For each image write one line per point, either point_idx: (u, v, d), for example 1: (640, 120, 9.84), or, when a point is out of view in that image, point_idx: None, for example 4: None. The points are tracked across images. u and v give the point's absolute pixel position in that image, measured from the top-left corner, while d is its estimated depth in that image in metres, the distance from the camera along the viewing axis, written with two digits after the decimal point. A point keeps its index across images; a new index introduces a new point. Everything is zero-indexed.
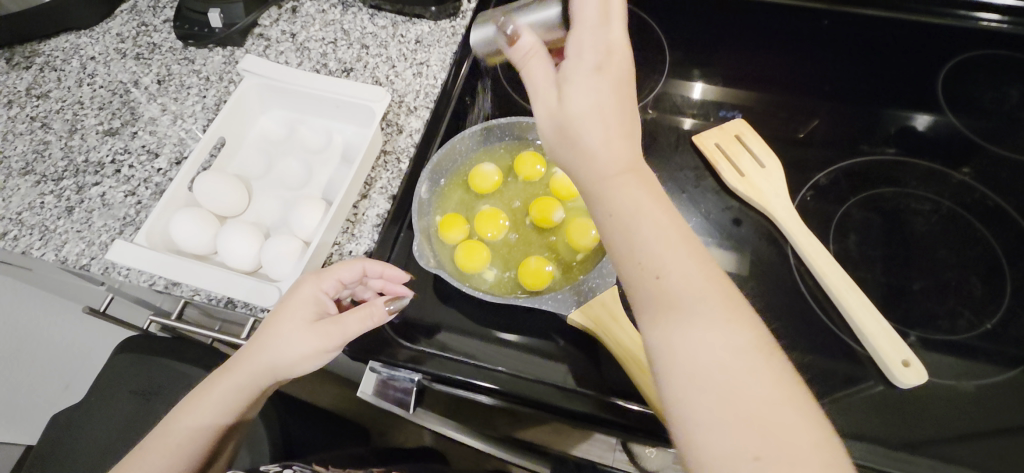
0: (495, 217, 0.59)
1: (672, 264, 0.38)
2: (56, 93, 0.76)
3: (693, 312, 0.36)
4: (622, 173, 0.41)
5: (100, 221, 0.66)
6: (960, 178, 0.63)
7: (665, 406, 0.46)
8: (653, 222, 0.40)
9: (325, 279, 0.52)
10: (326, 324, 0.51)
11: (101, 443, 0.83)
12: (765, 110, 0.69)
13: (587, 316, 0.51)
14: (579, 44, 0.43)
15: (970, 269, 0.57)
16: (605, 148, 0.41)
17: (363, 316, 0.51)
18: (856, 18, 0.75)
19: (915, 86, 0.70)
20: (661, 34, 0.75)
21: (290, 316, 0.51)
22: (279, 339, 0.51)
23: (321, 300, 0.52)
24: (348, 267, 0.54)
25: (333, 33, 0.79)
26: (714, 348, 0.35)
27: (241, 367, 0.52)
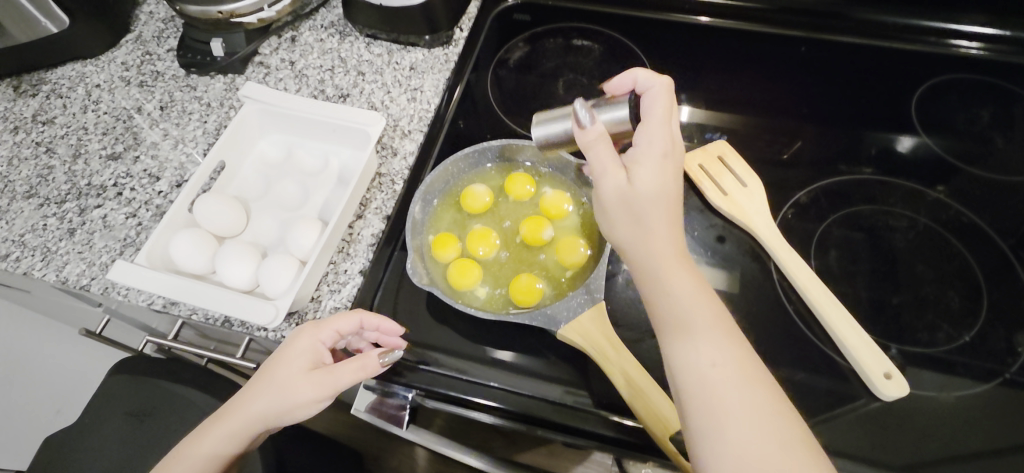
0: (486, 237, 0.61)
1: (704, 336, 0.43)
2: (61, 119, 0.79)
3: (724, 380, 0.41)
4: (666, 253, 0.47)
5: (101, 242, 0.68)
6: (935, 195, 0.65)
7: (654, 419, 0.47)
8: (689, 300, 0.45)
9: (322, 330, 0.53)
10: (319, 374, 0.51)
11: (94, 466, 0.82)
12: (746, 132, 0.72)
13: (576, 331, 0.52)
14: (649, 134, 0.48)
15: (947, 283, 0.59)
16: (659, 228, 0.47)
17: (356, 367, 0.51)
18: (831, 44, 0.79)
19: (889, 109, 0.73)
20: (646, 60, 0.78)
21: (286, 364, 0.52)
22: (273, 386, 0.51)
23: (317, 350, 0.53)
24: (346, 318, 0.54)
25: (331, 61, 0.82)
26: (745, 409, 0.40)
27: (236, 411, 0.52)
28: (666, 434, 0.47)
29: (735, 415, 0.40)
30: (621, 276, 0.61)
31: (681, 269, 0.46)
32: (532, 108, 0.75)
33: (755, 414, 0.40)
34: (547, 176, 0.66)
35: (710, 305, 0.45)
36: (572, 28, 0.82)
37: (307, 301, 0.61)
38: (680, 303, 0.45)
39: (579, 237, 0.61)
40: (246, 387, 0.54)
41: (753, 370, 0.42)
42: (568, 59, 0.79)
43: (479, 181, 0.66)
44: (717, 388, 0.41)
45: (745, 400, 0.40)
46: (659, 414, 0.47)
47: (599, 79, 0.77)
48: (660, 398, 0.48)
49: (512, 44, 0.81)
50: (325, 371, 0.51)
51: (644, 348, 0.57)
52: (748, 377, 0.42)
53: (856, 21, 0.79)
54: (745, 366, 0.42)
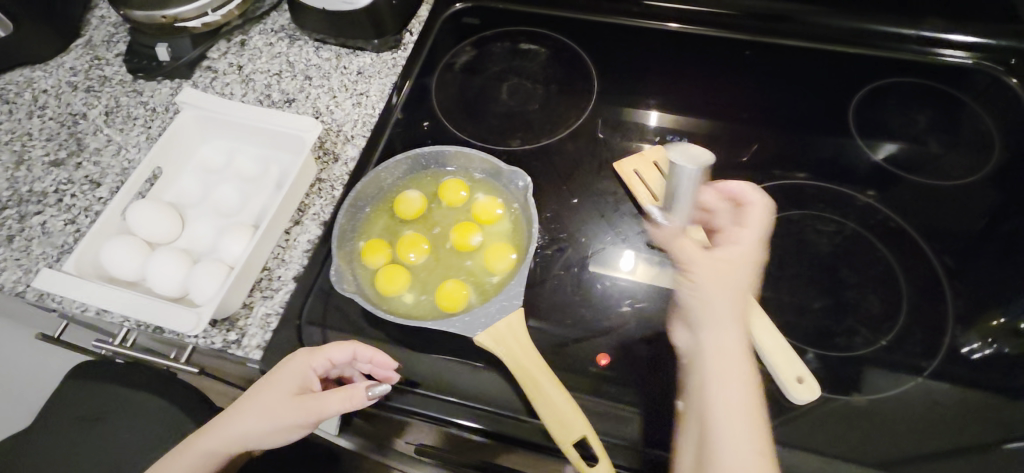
0: (414, 243, 0.61)
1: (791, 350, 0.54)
2: (7, 125, 0.79)
3: (732, 388, 0.43)
4: (739, 277, 0.49)
5: (39, 249, 0.68)
6: (866, 200, 0.65)
7: (559, 427, 0.48)
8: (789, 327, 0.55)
9: (315, 357, 0.53)
10: (306, 402, 0.51)
11: (47, 469, 0.83)
12: (688, 136, 0.72)
13: (492, 337, 0.53)
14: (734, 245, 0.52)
15: (870, 288, 0.59)
16: (723, 255, 0.50)
17: (342, 398, 0.51)
18: (776, 48, 0.79)
19: (829, 113, 0.73)
20: (591, 64, 0.78)
21: (274, 388, 0.52)
22: (259, 407, 0.52)
23: (307, 376, 0.53)
24: (340, 347, 0.53)
25: (279, 65, 0.82)
26: (740, 388, 0.43)
27: (214, 429, 0.52)
28: (569, 443, 0.47)
29: (720, 398, 0.43)
30: (551, 281, 0.61)
31: (726, 287, 0.49)
32: (475, 112, 0.75)
33: (743, 408, 0.42)
34: (482, 181, 0.66)
35: (733, 298, 0.48)
36: (519, 32, 0.82)
37: (238, 307, 0.61)
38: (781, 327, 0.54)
39: (509, 243, 0.62)
40: (234, 402, 0.53)
41: (743, 367, 0.45)
42: (513, 63, 0.79)
43: (413, 186, 0.66)
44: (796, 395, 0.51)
45: (737, 394, 0.43)
46: (562, 416, 0.49)
47: (542, 83, 0.76)
48: (565, 405, 0.49)
49: (458, 48, 0.81)
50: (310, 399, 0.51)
51: (568, 352, 0.57)
52: (733, 382, 0.44)
53: (803, 25, 0.79)
54: (738, 362, 0.45)
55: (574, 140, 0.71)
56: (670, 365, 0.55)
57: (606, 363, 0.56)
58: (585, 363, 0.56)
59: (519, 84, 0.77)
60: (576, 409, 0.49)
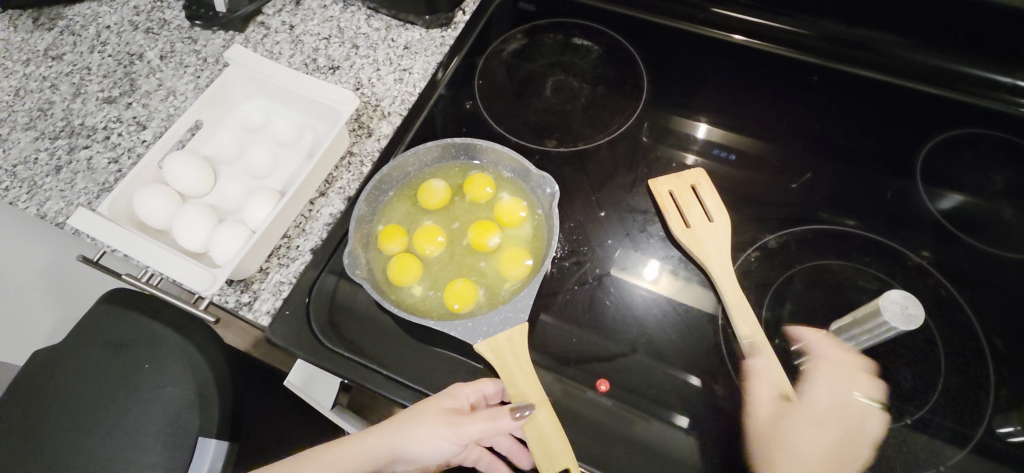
0: (430, 235, 0.60)
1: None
2: (69, 57, 0.82)
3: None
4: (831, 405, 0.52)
5: (82, 184, 0.71)
6: (917, 260, 0.60)
7: (542, 450, 0.50)
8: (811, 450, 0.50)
9: (473, 385, 0.53)
10: (461, 421, 0.51)
11: (72, 385, 0.88)
12: (733, 157, 0.68)
13: (492, 348, 0.53)
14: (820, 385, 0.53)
15: (904, 359, 0.54)
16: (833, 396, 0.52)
17: (490, 421, 0.52)
18: (848, 77, 0.73)
19: (893, 157, 0.67)
20: (644, 69, 0.74)
21: (437, 406, 0.52)
22: (414, 422, 0.52)
23: (462, 401, 0.53)
24: (495, 381, 0.53)
25: (329, 30, 0.81)
26: None
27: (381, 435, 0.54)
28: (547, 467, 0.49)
29: None
30: (562, 295, 0.59)
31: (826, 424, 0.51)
32: (515, 105, 0.73)
33: None
34: (508, 181, 0.65)
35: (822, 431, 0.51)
36: (574, 24, 0.78)
37: (254, 271, 0.63)
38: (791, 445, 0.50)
39: (526, 249, 0.61)
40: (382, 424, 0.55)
41: None
42: (563, 58, 0.76)
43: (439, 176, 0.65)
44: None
45: None
46: (547, 443, 0.50)
47: (589, 83, 0.73)
48: (553, 433, 0.50)
49: (509, 34, 0.78)
50: (456, 426, 0.51)
51: (567, 372, 0.55)
52: None
53: (883, 55, 0.72)
54: None
55: (613, 149, 0.68)
56: (665, 401, 0.54)
57: (605, 389, 0.54)
58: (582, 387, 0.54)
59: (565, 81, 0.74)
60: (562, 436, 0.50)
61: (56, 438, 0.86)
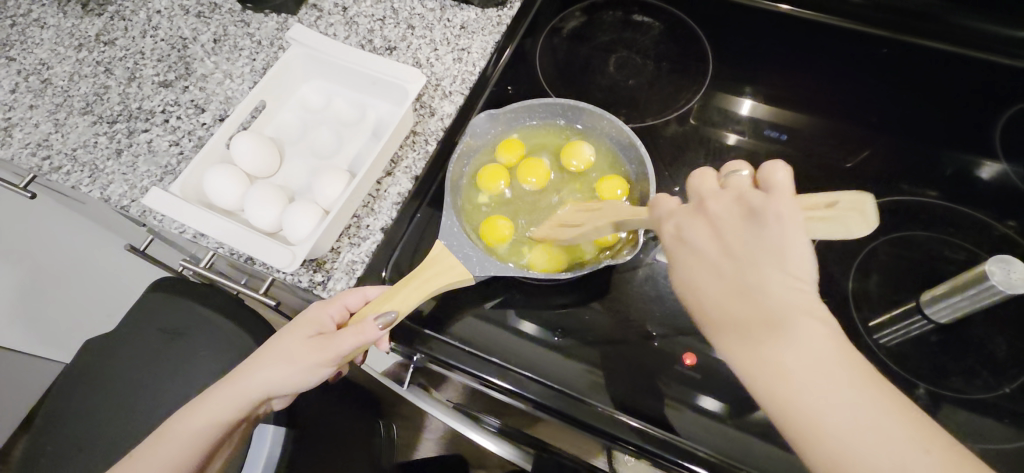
0: (532, 171, 0.62)
1: (819, 382, 0.32)
2: (121, 42, 0.81)
3: (812, 364, 0.33)
4: (707, 240, 0.40)
5: (144, 167, 0.71)
6: (1003, 230, 0.59)
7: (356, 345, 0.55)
8: (809, 339, 0.34)
9: (332, 304, 0.56)
10: (323, 340, 0.53)
11: (127, 372, 0.88)
12: (783, 137, 0.67)
13: (438, 253, 0.56)
14: (695, 232, 0.41)
15: (999, 328, 0.53)
16: (695, 242, 0.41)
17: (356, 332, 0.52)
18: (917, 49, 0.72)
19: (970, 130, 0.66)
20: (708, 45, 0.73)
21: (295, 333, 0.54)
22: (278, 352, 0.53)
23: (323, 320, 0.55)
24: (354, 293, 0.56)
25: (383, 11, 0.80)
26: (825, 392, 0.32)
27: (244, 374, 0.53)
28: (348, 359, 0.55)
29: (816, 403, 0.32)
30: (642, 269, 0.60)
31: (717, 272, 0.39)
32: (578, 83, 0.72)
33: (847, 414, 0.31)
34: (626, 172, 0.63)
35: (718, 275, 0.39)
36: (634, 2, 0.77)
37: (327, 250, 0.62)
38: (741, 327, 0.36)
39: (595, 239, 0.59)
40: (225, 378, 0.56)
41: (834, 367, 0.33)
42: (624, 35, 0.75)
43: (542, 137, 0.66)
44: (841, 435, 0.31)
45: (835, 397, 0.32)
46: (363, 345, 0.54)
47: (653, 60, 0.72)
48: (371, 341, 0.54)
49: (568, 12, 0.77)
50: (324, 346, 0.52)
51: (654, 347, 0.56)
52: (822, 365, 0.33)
53: (951, 26, 0.71)
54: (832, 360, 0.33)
55: (684, 125, 0.68)
56: None
57: (692, 363, 0.55)
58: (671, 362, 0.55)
59: (628, 58, 0.73)
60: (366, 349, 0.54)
61: (112, 426, 0.86)
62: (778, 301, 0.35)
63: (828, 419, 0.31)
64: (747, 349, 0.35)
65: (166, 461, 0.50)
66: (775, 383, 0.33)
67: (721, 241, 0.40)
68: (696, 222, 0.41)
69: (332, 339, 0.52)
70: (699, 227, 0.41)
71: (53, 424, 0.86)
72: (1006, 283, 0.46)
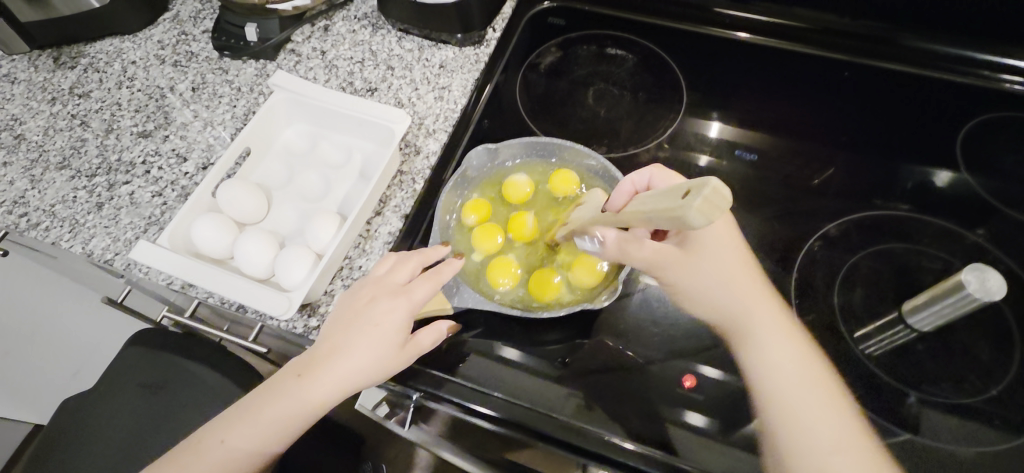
0: (506, 265, 0.60)
1: (806, 403, 0.48)
2: (97, 94, 0.81)
3: (812, 395, 0.49)
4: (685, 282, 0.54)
5: (126, 219, 0.69)
6: (972, 238, 0.63)
7: None
8: (806, 381, 0.50)
9: (413, 304, 0.52)
10: (409, 348, 0.52)
11: (106, 432, 0.85)
12: (753, 158, 0.70)
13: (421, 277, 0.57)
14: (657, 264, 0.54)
15: (978, 332, 0.56)
16: (695, 286, 0.54)
17: (434, 336, 0.54)
18: (873, 70, 0.76)
19: (930, 144, 0.71)
20: (679, 75, 0.77)
21: (382, 339, 0.51)
22: (365, 358, 0.51)
23: (407, 324, 0.52)
24: (428, 290, 0.52)
25: (361, 53, 0.82)
26: (816, 399, 0.49)
27: (328, 381, 0.51)
28: None
29: (809, 419, 0.48)
30: (636, 295, 0.61)
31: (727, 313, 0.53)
32: (560, 115, 0.74)
33: (816, 407, 0.48)
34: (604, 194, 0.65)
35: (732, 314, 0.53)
36: (605, 35, 0.81)
37: (320, 294, 0.62)
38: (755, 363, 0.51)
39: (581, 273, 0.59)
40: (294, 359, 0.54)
41: (812, 366, 0.51)
42: (599, 68, 0.78)
43: (491, 189, 0.66)
44: (825, 446, 0.46)
45: (806, 390, 0.49)
46: None
47: (630, 90, 0.75)
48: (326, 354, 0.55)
49: (543, 48, 0.80)
50: (409, 352, 0.53)
51: (653, 372, 0.57)
52: (808, 373, 0.51)
53: (902, 48, 0.76)
54: (807, 364, 0.51)
55: (662, 153, 0.70)
56: None
57: (692, 384, 0.56)
58: (671, 386, 0.56)
59: (605, 89, 0.76)
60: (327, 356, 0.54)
61: None
62: (796, 376, 0.50)
63: (809, 434, 0.47)
64: (770, 377, 0.50)
65: (253, 456, 0.51)
66: (773, 387, 0.50)
67: (693, 281, 0.54)
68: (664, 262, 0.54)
69: (417, 349, 0.53)
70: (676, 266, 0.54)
71: None
72: (982, 291, 0.50)
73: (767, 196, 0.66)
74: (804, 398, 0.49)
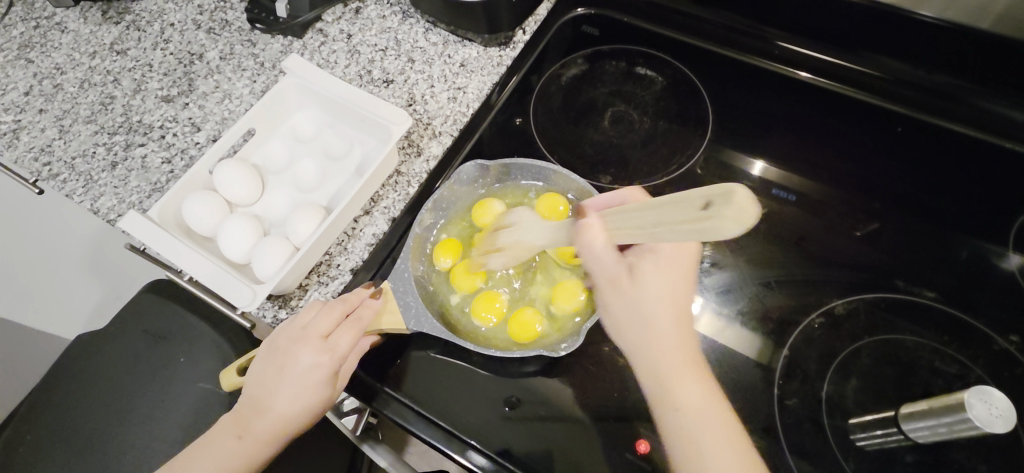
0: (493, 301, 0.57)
1: (701, 418, 0.47)
2: (133, 52, 0.83)
3: (700, 421, 0.46)
4: (621, 290, 0.51)
5: (135, 182, 0.72)
6: (1004, 344, 0.55)
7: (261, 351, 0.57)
8: (699, 401, 0.47)
9: (339, 351, 0.50)
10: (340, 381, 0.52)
11: (112, 371, 0.89)
12: (794, 198, 0.64)
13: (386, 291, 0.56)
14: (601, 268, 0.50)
15: (981, 455, 0.50)
16: (628, 299, 0.51)
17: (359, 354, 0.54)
18: (935, 130, 0.67)
19: (983, 225, 0.62)
20: (709, 106, 0.71)
21: (312, 385, 0.50)
22: (298, 403, 0.50)
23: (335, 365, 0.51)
24: (350, 337, 0.51)
25: (386, 41, 0.80)
26: (709, 425, 0.46)
27: (265, 426, 0.51)
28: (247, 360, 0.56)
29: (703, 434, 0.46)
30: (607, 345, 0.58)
31: (657, 320, 0.50)
32: (571, 135, 0.70)
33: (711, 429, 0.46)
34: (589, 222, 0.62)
35: (660, 326, 0.50)
36: (639, 53, 0.75)
37: (294, 288, 0.62)
38: (649, 351, 0.49)
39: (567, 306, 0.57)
40: (230, 413, 0.54)
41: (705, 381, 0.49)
42: (624, 88, 0.73)
43: (458, 224, 0.63)
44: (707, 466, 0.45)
45: (700, 404, 0.47)
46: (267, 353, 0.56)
47: (651, 117, 0.70)
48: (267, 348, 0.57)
49: (570, 58, 0.76)
50: (340, 386, 0.53)
51: (606, 429, 0.54)
52: (701, 391, 0.48)
53: (973, 110, 0.67)
54: (698, 378, 0.49)
55: (671, 191, 0.65)
56: None
57: (645, 450, 0.53)
58: (622, 448, 0.53)
59: (624, 112, 0.71)
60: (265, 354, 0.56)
61: (91, 421, 0.88)
62: (688, 386, 0.48)
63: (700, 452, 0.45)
64: (669, 388, 0.48)
65: None
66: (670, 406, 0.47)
67: (627, 292, 0.51)
68: (609, 267, 0.50)
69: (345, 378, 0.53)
70: (613, 270, 0.51)
71: (37, 413, 0.89)
72: (985, 420, 0.45)
73: (780, 256, 0.60)
74: (692, 411, 0.47)
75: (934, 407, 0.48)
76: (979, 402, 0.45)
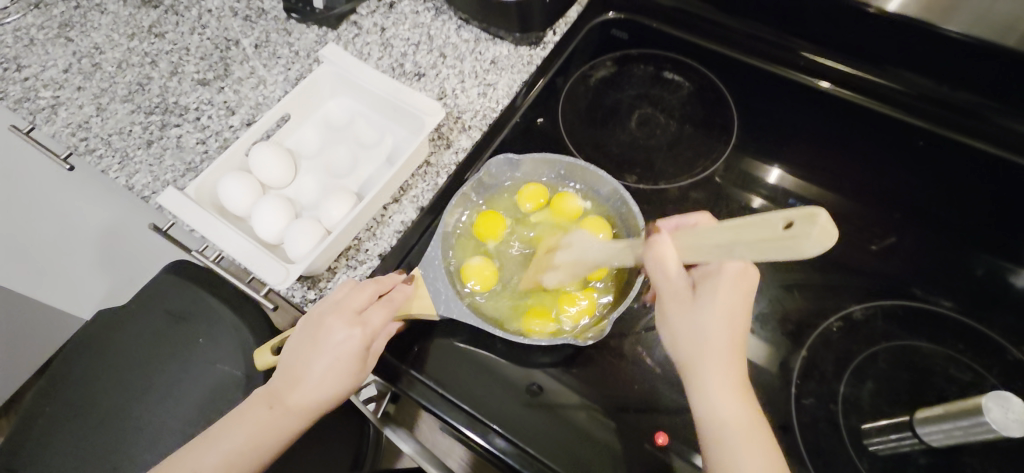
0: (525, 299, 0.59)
1: (746, 441, 0.47)
2: (171, 36, 0.85)
3: (749, 444, 0.47)
4: (684, 303, 0.51)
5: (170, 161, 0.74)
6: (1018, 355, 0.56)
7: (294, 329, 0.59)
8: (746, 422, 0.48)
9: (370, 327, 0.52)
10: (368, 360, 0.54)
11: (133, 346, 0.91)
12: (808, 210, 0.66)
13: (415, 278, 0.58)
14: (669, 281, 0.50)
15: (993, 460, 0.51)
16: (690, 312, 0.51)
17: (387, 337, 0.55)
18: (954, 146, 0.69)
19: (1000, 239, 0.63)
20: (734, 112, 0.73)
21: (343, 359, 0.52)
22: (331, 376, 0.52)
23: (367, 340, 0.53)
24: (382, 315, 0.53)
25: (419, 36, 0.81)
26: (751, 450, 0.47)
27: (297, 398, 0.52)
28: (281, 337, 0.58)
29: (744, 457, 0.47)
30: (628, 339, 0.59)
31: (720, 336, 0.50)
32: (598, 135, 0.72)
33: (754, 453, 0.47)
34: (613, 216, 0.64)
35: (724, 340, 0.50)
36: (666, 58, 0.77)
37: (323, 270, 0.63)
38: (706, 363, 0.50)
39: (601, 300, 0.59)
40: (261, 388, 0.55)
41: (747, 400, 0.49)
42: (651, 91, 0.75)
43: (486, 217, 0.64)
44: None
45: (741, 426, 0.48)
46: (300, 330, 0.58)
47: (677, 121, 0.72)
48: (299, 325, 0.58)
49: (599, 60, 0.78)
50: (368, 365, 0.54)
51: (626, 419, 0.55)
52: (744, 412, 0.48)
53: (993, 127, 0.69)
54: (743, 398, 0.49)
55: (695, 193, 0.67)
56: None
57: (663, 443, 0.54)
58: (641, 438, 0.54)
59: (651, 115, 0.73)
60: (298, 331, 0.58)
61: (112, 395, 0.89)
62: (735, 406, 0.48)
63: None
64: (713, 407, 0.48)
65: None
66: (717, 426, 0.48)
67: (689, 305, 0.51)
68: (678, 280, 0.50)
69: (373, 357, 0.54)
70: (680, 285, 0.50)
71: (59, 385, 0.90)
72: (1002, 423, 0.45)
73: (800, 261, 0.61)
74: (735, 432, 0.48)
75: (954, 410, 0.49)
76: (998, 406, 0.46)
